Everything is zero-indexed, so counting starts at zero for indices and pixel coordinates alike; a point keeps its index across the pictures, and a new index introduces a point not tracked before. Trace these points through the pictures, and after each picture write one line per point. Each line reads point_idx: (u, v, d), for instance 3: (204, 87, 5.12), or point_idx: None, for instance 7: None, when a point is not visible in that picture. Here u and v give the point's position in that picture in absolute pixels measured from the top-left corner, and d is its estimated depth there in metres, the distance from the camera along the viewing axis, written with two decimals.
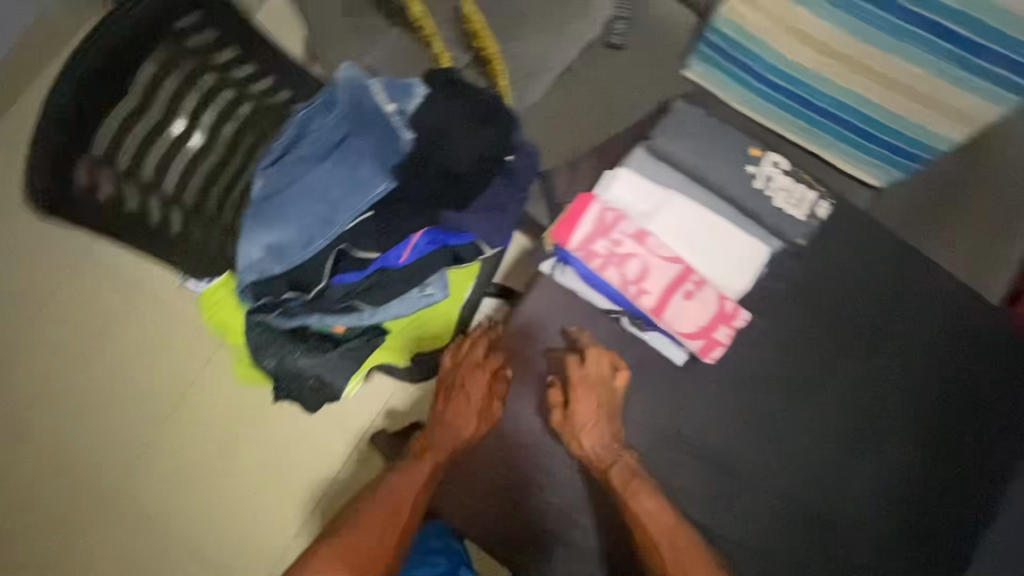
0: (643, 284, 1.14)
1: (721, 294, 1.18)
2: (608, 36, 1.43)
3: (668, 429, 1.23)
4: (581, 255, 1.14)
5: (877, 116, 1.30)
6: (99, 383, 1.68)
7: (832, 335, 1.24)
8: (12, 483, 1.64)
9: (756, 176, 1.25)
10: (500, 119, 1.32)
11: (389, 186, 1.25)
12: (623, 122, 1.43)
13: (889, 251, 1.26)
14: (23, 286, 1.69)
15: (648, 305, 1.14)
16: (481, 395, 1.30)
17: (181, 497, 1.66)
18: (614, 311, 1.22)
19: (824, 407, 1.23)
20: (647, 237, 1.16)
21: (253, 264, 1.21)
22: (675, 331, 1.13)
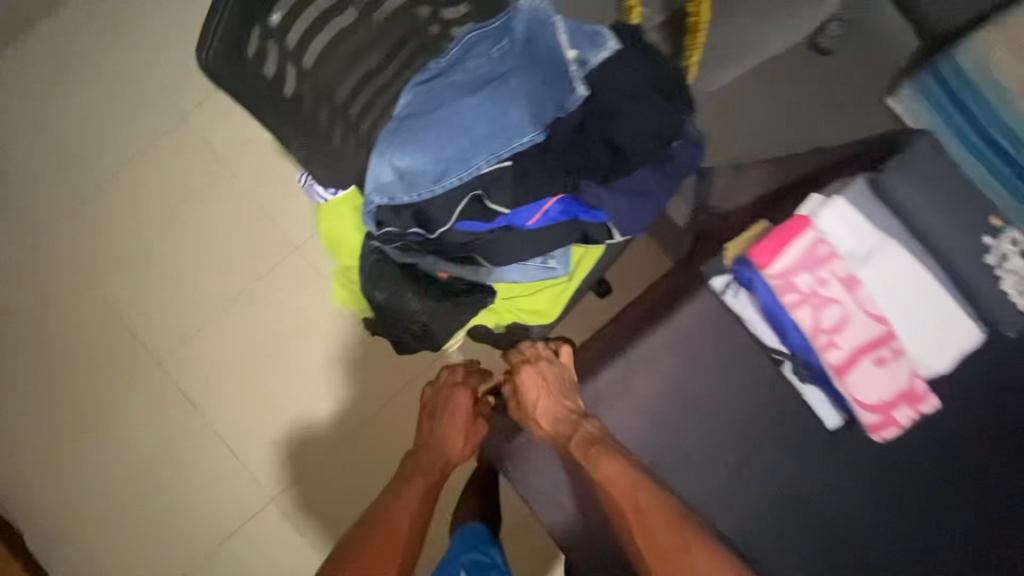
0: (837, 337, 1.02)
1: (913, 370, 1.05)
2: (818, 38, 1.28)
3: (786, 489, 1.11)
4: (776, 285, 1.02)
5: None
6: (213, 259, 1.83)
7: (1004, 439, 1.10)
8: (119, 324, 1.83)
9: (989, 251, 1.10)
10: (681, 97, 1.16)
11: (537, 139, 1.15)
12: (812, 137, 1.25)
13: None
14: (171, 154, 1.85)
15: (834, 360, 1.02)
16: (466, 411, 1.33)
17: (259, 380, 1.81)
18: (780, 354, 1.07)
19: (968, 515, 1.09)
20: (856, 287, 1.03)
21: (383, 186, 1.14)
22: (856, 397, 1.02)
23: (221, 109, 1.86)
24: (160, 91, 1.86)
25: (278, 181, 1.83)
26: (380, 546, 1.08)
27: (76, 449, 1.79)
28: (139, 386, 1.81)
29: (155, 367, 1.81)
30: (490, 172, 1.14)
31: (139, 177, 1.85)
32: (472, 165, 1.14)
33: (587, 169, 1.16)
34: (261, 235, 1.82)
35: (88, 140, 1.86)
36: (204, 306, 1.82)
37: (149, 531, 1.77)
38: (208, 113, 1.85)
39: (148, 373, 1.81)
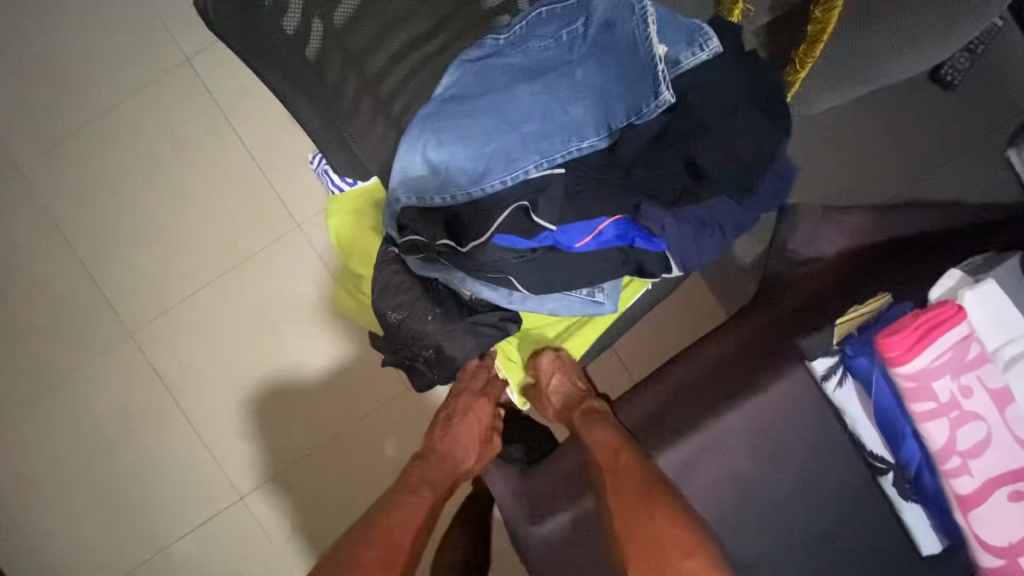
0: (970, 461, 0.74)
1: None
2: (940, 70, 1.06)
3: None
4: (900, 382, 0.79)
5: None
6: (200, 228, 1.62)
7: None
8: (89, 288, 1.62)
9: None
10: (781, 118, 0.96)
11: (598, 146, 0.95)
12: (917, 187, 1.06)
13: None
14: (165, 104, 1.63)
15: (958, 489, 0.74)
16: (485, 425, 1.16)
17: (238, 370, 1.61)
18: (881, 461, 0.85)
19: None
20: (1006, 402, 0.74)
21: (410, 181, 0.97)
22: (976, 538, 0.73)
23: (227, 57, 1.63)
24: (162, 27, 1.63)
25: (285, 149, 1.62)
26: (375, 565, 0.93)
27: (29, 415, 1.61)
28: (105, 357, 1.61)
29: (124, 340, 1.62)
30: (537, 179, 0.95)
31: (126, 122, 1.63)
32: (521, 170, 0.95)
33: (656, 189, 0.96)
34: (259, 207, 1.62)
35: (72, 75, 1.63)
36: (185, 279, 1.62)
37: (104, 518, 1.60)
38: (212, 60, 1.62)
39: (117, 344, 1.62)
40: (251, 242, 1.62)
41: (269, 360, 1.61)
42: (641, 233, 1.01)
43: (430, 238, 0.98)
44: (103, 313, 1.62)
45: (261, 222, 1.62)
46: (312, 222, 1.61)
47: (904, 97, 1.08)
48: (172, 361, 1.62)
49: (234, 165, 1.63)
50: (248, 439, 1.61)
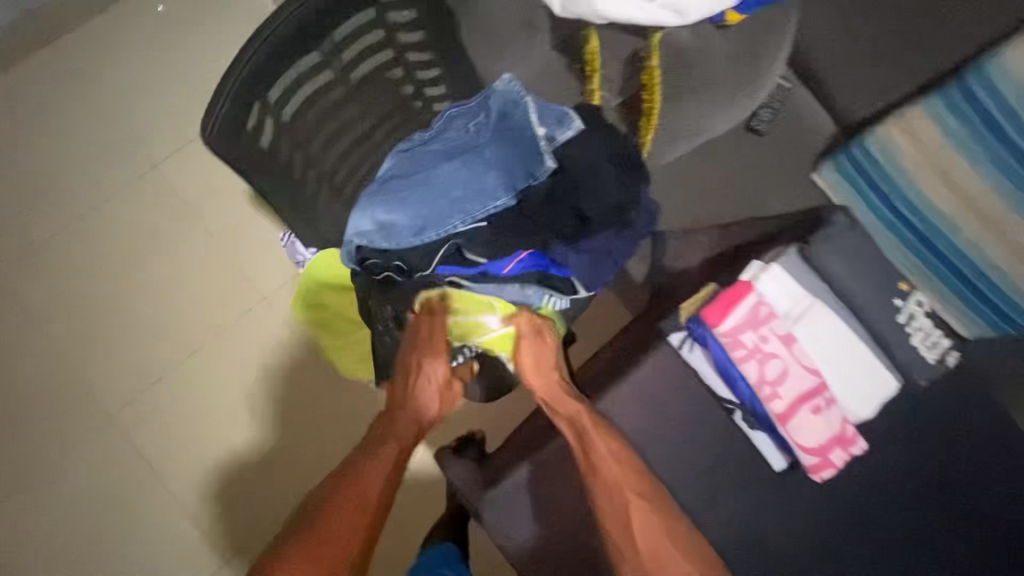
0: (779, 388, 1.16)
1: (844, 416, 1.19)
2: (752, 121, 1.45)
3: (742, 527, 1.20)
4: (726, 342, 1.16)
5: (993, 276, 1.25)
6: (173, 308, 1.81)
7: (925, 478, 1.23)
8: (68, 377, 1.75)
9: (901, 311, 1.27)
10: (637, 171, 1.31)
11: (507, 204, 1.26)
12: (748, 207, 1.43)
13: (993, 411, 1.26)
14: (135, 204, 1.84)
15: (778, 410, 1.16)
16: (440, 381, 1.35)
17: (217, 435, 1.76)
18: (732, 404, 1.19)
19: (898, 547, 1.21)
20: (793, 343, 1.19)
21: (362, 236, 1.23)
22: (796, 442, 1.14)
23: (192, 158, 1.87)
24: (130, 139, 1.86)
25: (249, 231, 1.85)
26: (348, 510, 1.20)
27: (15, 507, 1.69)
28: (87, 439, 1.73)
29: (107, 420, 1.74)
30: (465, 231, 1.24)
31: (100, 222, 1.83)
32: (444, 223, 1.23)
33: (554, 230, 1.27)
34: (230, 285, 1.82)
35: (47, 186, 1.83)
36: (163, 357, 1.78)
37: None
38: (178, 163, 1.86)
39: (97, 425, 1.74)
40: (222, 316, 1.81)
41: (247, 421, 1.76)
42: (553, 263, 1.30)
43: (386, 261, 1.26)
44: (82, 399, 1.74)
45: (230, 298, 1.82)
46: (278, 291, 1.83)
47: (732, 142, 1.46)
48: (152, 435, 1.75)
49: (201, 250, 1.83)
50: (232, 497, 1.74)
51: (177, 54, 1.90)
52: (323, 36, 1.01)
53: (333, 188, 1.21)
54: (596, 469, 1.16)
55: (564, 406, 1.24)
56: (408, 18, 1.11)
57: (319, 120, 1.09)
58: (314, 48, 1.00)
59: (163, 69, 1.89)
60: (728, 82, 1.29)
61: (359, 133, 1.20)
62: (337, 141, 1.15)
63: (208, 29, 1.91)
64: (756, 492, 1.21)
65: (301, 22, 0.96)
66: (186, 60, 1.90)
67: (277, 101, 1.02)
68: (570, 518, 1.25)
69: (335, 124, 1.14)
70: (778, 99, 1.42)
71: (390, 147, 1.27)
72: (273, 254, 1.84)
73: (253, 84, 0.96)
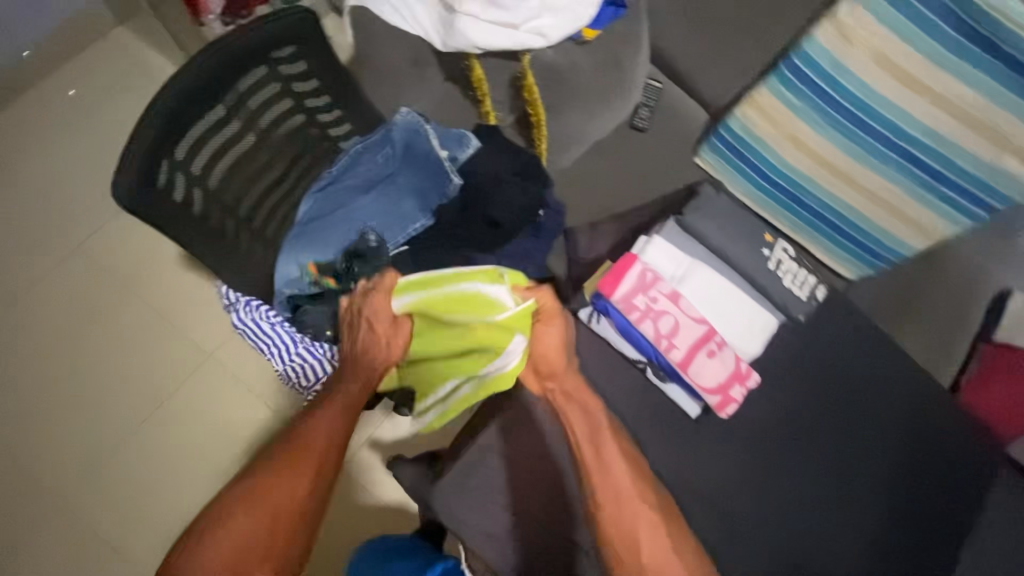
0: (674, 340, 1.33)
1: (736, 356, 1.37)
2: (633, 120, 1.63)
3: (677, 472, 1.36)
4: (621, 308, 1.33)
5: (851, 218, 1.49)
6: (121, 379, 1.83)
7: (822, 402, 1.43)
8: (23, 464, 1.76)
9: (770, 258, 1.46)
10: (538, 176, 1.43)
11: (425, 225, 1.38)
12: (642, 195, 1.62)
13: (869, 335, 1.47)
14: (68, 284, 1.87)
15: (676, 359, 1.33)
16: (383, 318, 1.28)
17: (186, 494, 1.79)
18: (641, 362, 1.39)
19: (811, 465, 1.39)
20: (680, 299, 1.36)
21: (292, 281, 1.31)
22: (698, 385, 1.32)
23: (119, 232, 1.91)
24: (54, 221, 1.89)
25: (188, 291, 1.89)
26: (293, 465, 1.15)
27: None
28: (52, 522, 1.74)
29: (69, 500, 1.75)
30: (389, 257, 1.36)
31: (35, 307, 1.85)
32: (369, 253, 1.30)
33: (472, 243, 1.38)
34: (178, 348, 1.86)
35: None
36: (119, 430, 1.80)
37: None
38: (104, 238, 1.89)
39: (61, 507, 1.75)
40: (173, 378, 1.85)
41: (213, 475, 1.81)
42: None
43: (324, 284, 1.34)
44: (41, 483, 1.75)
45: (178, 359, 1.86)
46: (225, 343, 1.88)
47: (619, 141, 1.64)
48: (118, 506, 1.77)
49: (142, 317, 1.87)
50: None
51: (94, 134, 1.95)
52: (221, 96, 1.10)
53: (255, 235, 1.26)
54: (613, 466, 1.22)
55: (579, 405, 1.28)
56: (300, 69, 1.22)
57: (229, 171, 1.17)
58: (214, 107, 1.09)
59: (80, 150, 1.94)
60: (600, 91, 1.47)
61: (271, 180, 1.26)
62: (250, 188, 1.22)
63: (122, 105, 1.98)
64: (684, 435, 1.39)
65: (197, 84, 1.05)
66: (104, 138, 1.96)
67: (183, 159, 1.08)
68: (529, 495, 1.37)
69: (246, 173, 1.21)
70: (652, 98, 1.61)
71: (305, 190, 1.34)
72: (215, 309, 1.89)
73: (159, 146, 1.03)
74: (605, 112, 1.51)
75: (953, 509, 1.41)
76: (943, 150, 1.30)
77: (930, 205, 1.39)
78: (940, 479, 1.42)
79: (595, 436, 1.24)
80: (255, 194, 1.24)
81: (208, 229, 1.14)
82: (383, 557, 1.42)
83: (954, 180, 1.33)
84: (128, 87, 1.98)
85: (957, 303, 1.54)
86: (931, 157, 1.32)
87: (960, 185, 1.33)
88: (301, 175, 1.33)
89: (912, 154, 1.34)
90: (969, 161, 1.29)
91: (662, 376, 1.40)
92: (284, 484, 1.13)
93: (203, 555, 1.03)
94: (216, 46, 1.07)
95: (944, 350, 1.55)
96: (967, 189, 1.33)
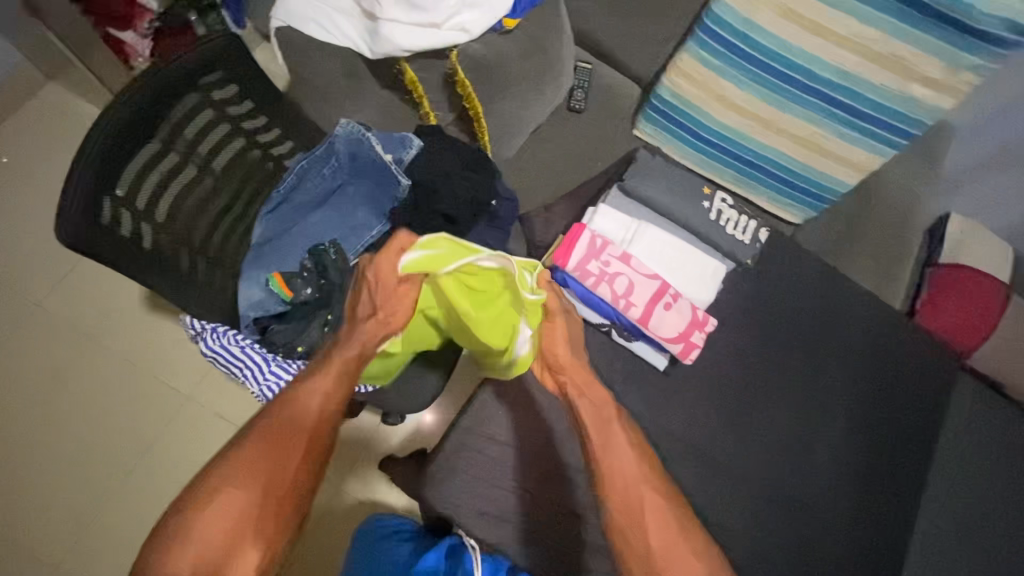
0: (631, 298, 1.37)
1: (693, 305, 1.43)
2: (569, 102, 1.69)
3: (658, 425, 1.45)
4: (577, 275, 1.37)
5: (786, 164, 1.59)
6: (100, 433, 1.80)
7: (782, 339, 1.54)
8: (11, 537, 1.71)
9: (711, 209, 1.55)
10: (487, 169, 1.50)
11: (383, 229, 1.44)
12: (588, 174, 1.70)
13: (815, 272, 1.59)
14: (32, 346, 1.83)
15: (636, 315, 1.37)
16: (387, 278, 1.12)
17: None
18: (606, 324, 1.45)
19: (779, 397, 1.51)
20: (630, 259, 1.40)
21: (256, 304, 1.31)
22: (659, 336, 1.37)
23: (76, 286, 1.88)
24: (9, 286, 1.86)
25: (156, 335, 1.88)
26: (279, 440, 0.99)
27: None
28: None
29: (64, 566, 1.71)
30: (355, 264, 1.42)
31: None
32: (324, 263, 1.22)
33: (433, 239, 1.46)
34: (152, 391, 1.84)
35: None
36: (105, 484, 1.77)
37: None
38: (63, 295, 1.87)
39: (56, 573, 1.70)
40: (153, 425, 1.82)
41: None
42: None
43: (292, 303, 1.34)
44: (32, 553, 1.71)
45: (155, 404, 1.84)
46: (200, 378, 1.87)
47: (559, 125, 1.70)
48: (116, 562, 1.73)
49: (113, 368, 1.85)
50: None
51: (38, 192, 1.93)
52: (155, 127, 1.10)
53: (209, 265, 1.25)
54: (616, 460, 1.08)
55: (595, 393, 1.13)
56: (232, 92, 1.23)
57: (173, 202, 1.16)
58: (150, 138, 1.09)
59: (27, 210, 1.92)
60: (534, 78, 1.53)
61: (221, 207, 1.26)
62: (198, 217, 1.21)
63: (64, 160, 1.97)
64: (653, 391, 1.47)
65: (127, 119, 1.05)
66: (49, 195, 1.94)
67: (124, 197, 1.07)
68: (517, 472, 1.43)
69: (194, 202, 1.20)
70: (584, 79, 1.67)
71: (256, 213, 1.34)
72: (186, 348, 1.88)
73: (98, 185, 1.02)
74: (539, 98, 1.57)
75: (903, 415, 1.58)
76: (856, 87, 1.39)
77: (855, 141, 1.47)
78: (890, 390, 1.57)
79: (607, 430, 1.10)
80: (201, 223, 1.22)
81: (163, 264, 1.14)
82: (385, 537, 1.40)
83: (873, 112, 1.41)
84: (67, 141, 1.98)
85: (881, 233, 1.76)
86: (846, 96, 1.40)
87: (879, 117, 1.41)
88: (247, 199, 1.32)
89: (830, 95, 1.42)
90: (882, 94, 1.37)
91: (627, 335, 1.46)
92: (267, 457, 0.97)
93: (189, 536, 0.89)
94: (144, 78, 1.09)
95: (879, 276, 1.73)
96: (886, 120, 1.41)
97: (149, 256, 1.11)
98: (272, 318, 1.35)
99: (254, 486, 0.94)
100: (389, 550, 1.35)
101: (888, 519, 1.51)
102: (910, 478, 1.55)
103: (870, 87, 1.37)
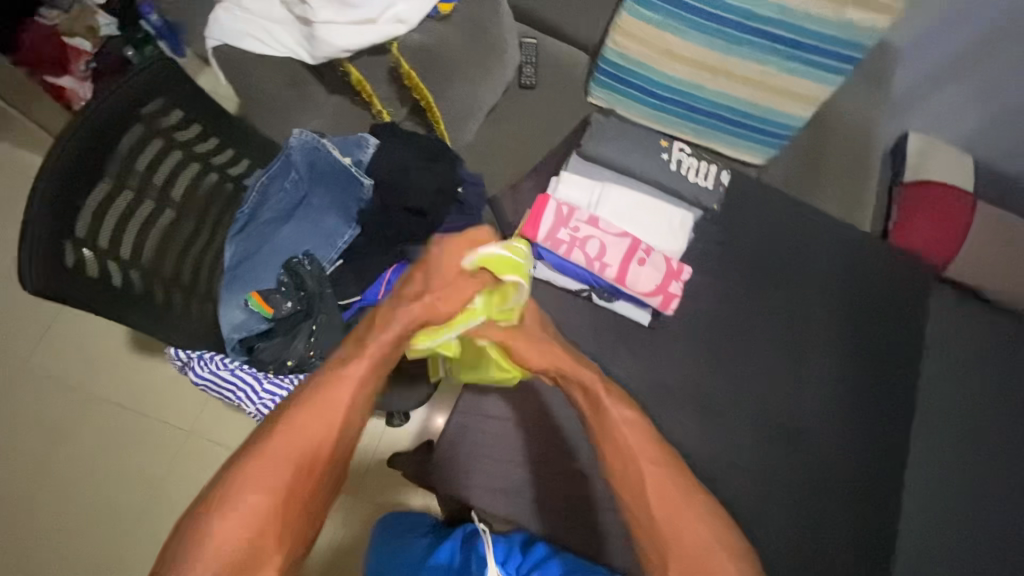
0: (605, 259, 1.44)
1: (666, 258, 1.51)
2: (519, 79, 1.69)
3: (654, 381, 1.48)
4: (549, 245, 1.43)
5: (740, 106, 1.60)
6: (106, 480, 1.80)
7: (760, 279, 1.59)
8: None
9: (670, 160, 1.61)
10: (445, 158, 1.49)
11: (353, 232, 1.46)
12: (549, 148, 1.71)
13: (781, 210, 1.64)
14: (22, 404, 1.82)
15: (613, 275, 1.44)
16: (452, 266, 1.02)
17: None
18: (584, 290, 1.50)
19: (765, 335, 1.55)
20: (598, 222, 1.49)
21: (240, 325, 1.36)
22: (638, 291, 1.44)
23: (58, 339, 1.88)
24: None
25: (147, 375, 1.88)
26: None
27: None
28: None
29: None
30: (331, 271, 1.45)
31: None
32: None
33: (404, 236, 1.46)
34: (149, 432, 1.84)
35: None
36: (119, 529, 1.77)
37: None
38: (47, 349, 1.86)
39: None
40: (158, 464, 1.82)
41: None
42: None
43: (275, 319, 1.39)
44: None
45: (156, 443, 1.83)
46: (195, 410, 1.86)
47: (513, 104, 1.71)
48: None
49: (108, 414, 1.84)
50: None
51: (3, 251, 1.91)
52: (105, 164, 1.08)
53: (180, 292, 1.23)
54: (620, 443, 0.94)
55: (585, 376, 1.04)
56: (177, 118, 1.22)
57: (135, 236, 1.14)
58: (103, 175, 1.07)
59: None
60: (480, 61, 1.53)
61: (186, 235, 1.25)
62: (163, 247, 1.19)
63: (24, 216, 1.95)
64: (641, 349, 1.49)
65: (75, 158, 1.02)
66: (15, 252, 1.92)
67: (87, 236, 1.05)
68: (522, 448, 1.47)
69: (158, 234, 1.19)
70: (530, 55, 1.67)
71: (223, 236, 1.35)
72: (179, 383, 1.88)
73: (62, 229, 1.00)
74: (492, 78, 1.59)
75: (886, 334, 1.64)
76: (794, 21, 1.40)
77: (802, 73, 1.49)
78: (870, 312, 1.63)
79: (604, 417, 0.96)
80: (166, 252, 1.20)
81: (139, 299, 1.13)
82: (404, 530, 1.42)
83: (814, 43, 1.43)
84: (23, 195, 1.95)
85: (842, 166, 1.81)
86: (786, 31, 1.42)
87: (821, 47, 1.43)
88: (203, 219, 1.30)
89: (770, 33, 1.44)
90: (821, 24, 1.39)
91: (607, 297, 1.51)
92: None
93: (204, 542, 0.81)
94: (86, 115, 1.05)
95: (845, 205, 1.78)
96: (828, 47, 1.43)
97: (125, 292, 1.11)
98: (256, 337, 1.39)
99: (273, 496, 0.84)
100: (407, 541, 1.37)
101: (884, 435, 1.57)
102: (902, 393, 1.61)
103: (807, 19, 1.39)
